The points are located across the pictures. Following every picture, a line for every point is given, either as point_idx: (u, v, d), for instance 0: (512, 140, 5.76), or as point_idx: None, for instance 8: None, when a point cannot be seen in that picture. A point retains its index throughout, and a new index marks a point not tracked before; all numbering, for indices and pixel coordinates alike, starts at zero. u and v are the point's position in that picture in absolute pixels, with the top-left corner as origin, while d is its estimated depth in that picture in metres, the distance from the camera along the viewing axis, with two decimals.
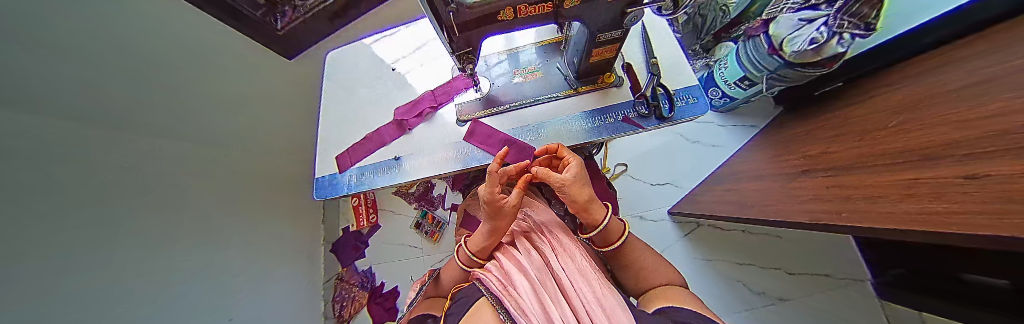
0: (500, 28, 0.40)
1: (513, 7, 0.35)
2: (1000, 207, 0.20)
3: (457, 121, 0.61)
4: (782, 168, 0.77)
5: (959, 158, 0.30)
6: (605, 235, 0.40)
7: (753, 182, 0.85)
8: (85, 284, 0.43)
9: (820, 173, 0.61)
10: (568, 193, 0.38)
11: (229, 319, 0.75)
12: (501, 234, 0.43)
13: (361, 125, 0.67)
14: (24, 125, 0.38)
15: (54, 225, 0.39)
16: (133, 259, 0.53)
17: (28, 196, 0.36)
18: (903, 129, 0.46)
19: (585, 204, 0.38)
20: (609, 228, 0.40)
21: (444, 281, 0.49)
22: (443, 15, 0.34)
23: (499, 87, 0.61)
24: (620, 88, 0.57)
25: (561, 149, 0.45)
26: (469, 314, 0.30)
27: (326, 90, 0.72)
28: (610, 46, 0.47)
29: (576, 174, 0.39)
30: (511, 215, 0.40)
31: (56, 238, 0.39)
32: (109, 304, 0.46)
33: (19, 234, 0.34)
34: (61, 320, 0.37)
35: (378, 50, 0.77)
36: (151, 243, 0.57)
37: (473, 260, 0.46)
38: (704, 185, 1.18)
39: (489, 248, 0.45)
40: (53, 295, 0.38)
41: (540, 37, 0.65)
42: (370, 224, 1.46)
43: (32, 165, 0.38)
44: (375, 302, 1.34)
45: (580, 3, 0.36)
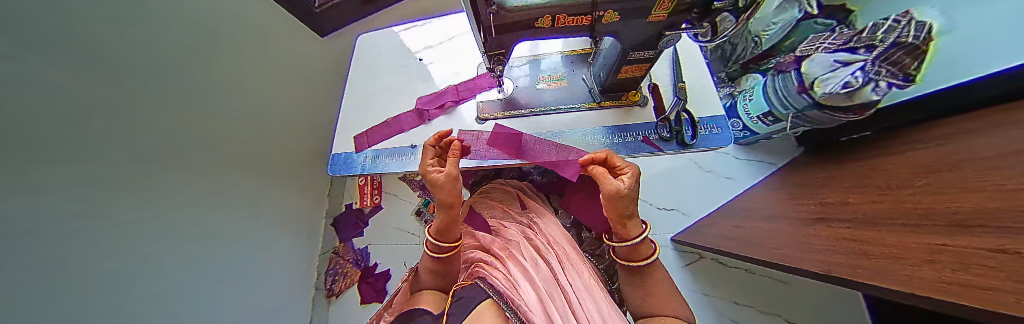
0: (534, 34, 0.40)
1: (552, 16, 0.35)
2: (998, 285, 0.20)
3: (476, 119, 0.61)
4: (798, 211, 0.75)
5: (988, 230, 0.29)
6: (635, 251, 0.40)
7: (763, 221, 0.83)
8: (64, 252, 0.43)
9: (837, 224, 0.59)
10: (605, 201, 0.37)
11: (219, 279, 0.77)
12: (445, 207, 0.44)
13: (379, 111, 0.68)
14: (27, 88, 0.38)
15: (38, 176, 0.39)
16: (122, 228, 0.53)
17: (18, 130, 0.36)
18: (931, 191, 0.44)
19: (623, 219, 0.38)
20: (638, 247, 0.39)
21: (421, 274, 0.47)
22: (484, 14, 0.33)
23: (521, 90, 0.61)
24: (644, 107, 0.57)
25: (613, 157, 0.39)
26: (470, 318, 0.29)
27: (352, 72, 0.75)
28: (640, 65, 0.47)
29: (628, 185, 0.35)
30: (457, 185, 0.44)
31: (37, 176, 0.39)
32: (83, 276, 0.46)
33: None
34: (24, 295, 0.36)
35: (406, 39, 0.80)
36: (146, 213, 0.58)
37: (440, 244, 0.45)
38: (714, 217, 1.14)
39: (445, 227, 0.45)
40: (24, 266, 0.37)
41: (569, 47, 0.65)
42: (372, 204, 1.50)
43: (26, 129, 0.37)
44: (365, 282, 1.36)
45: (619, 19, 0.36)
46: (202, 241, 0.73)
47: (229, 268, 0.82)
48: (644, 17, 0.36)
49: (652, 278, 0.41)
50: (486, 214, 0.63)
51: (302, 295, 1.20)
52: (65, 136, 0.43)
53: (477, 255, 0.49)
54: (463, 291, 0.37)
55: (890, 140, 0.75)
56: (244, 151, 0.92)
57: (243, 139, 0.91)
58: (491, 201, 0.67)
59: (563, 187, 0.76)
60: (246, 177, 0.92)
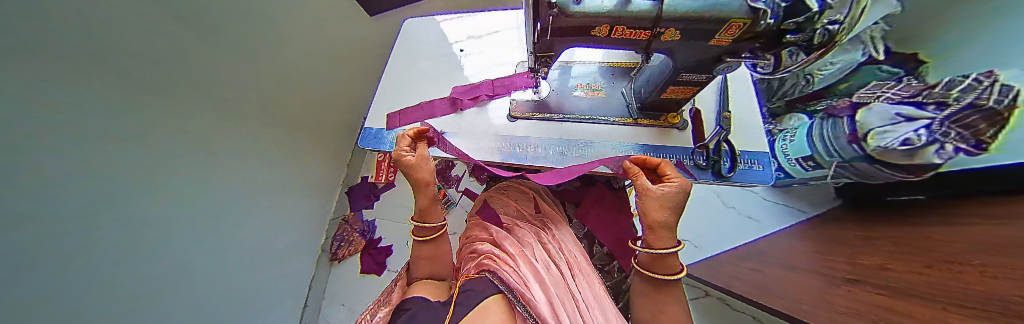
0: (587, 41, 0.39)
1: (611, 26, 0.34)
2: None
3: (507, 116, 0.62)
4: (825, 267, 0.70)
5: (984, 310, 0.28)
6: (660, 262, 0.37)
7: (785, 271, 0.79)
8: (113, 189, 0.48)
9: (865, 287, 0.55)
10: (644, 203, 0.38)
11: (240, 223, 0.84)
12: (421, 187, 0.50)
13: (412, 95, 0.70)
14: (79, 32, 0.40)
15: (92, 102, 0.43)
16: (163, 175, 0.58)
17: (69, 57, 0.39)
18: (952, 264, 0.42)
19: (654, 224, 0.36)
20: (663, 256, 0.36)
21: (413, 261, 0.51)
22: (543, 16, 0.34)
23: (557, 95, 0.61)
24: (682, 131, 0.55)
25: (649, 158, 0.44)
26: (472, 313, 0.29)
27: (394, 54, 0.78)
28: (688, 88, 0.46)
29: (671, 192, 0.36)
30: (427, 165, 0.51)
31: (92, 103, 0.43)
32: (121, 215, 0.50)
33: (39, 144, 0.35)
34: (60, 225, 0.40)
35: (446, 29, 0.82)
36: (185, 154, 0.63)
37: (425, 227, 0.51)
38: (730, 258, 1.08)
39: (425, 209, 0.51)
40: (69, 199, 0.41)
41: (609, 59, 0.64)
42: (386, 180, 1.56)
43: (74, 74, 0.40)
44: (368, 253, 1.42)
45: (680, 38, 0.35)
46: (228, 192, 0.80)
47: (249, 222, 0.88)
48: (704, 40, 0.35)
49: (664, 296, 0.36)
50: (500, 211, 0.63)
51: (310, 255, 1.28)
52: (118, 70, 0.48)
53: (484, 248, 0.49)
54: (466, 285, 0.37)
55: (919, 207, 0.71)
56: (275, 114, 0.97)
57: (275, 103, 0.97)
58: (506, 198, 0.68)
59: (580, 197, 0.76)
60: (275, 139, 0.99)
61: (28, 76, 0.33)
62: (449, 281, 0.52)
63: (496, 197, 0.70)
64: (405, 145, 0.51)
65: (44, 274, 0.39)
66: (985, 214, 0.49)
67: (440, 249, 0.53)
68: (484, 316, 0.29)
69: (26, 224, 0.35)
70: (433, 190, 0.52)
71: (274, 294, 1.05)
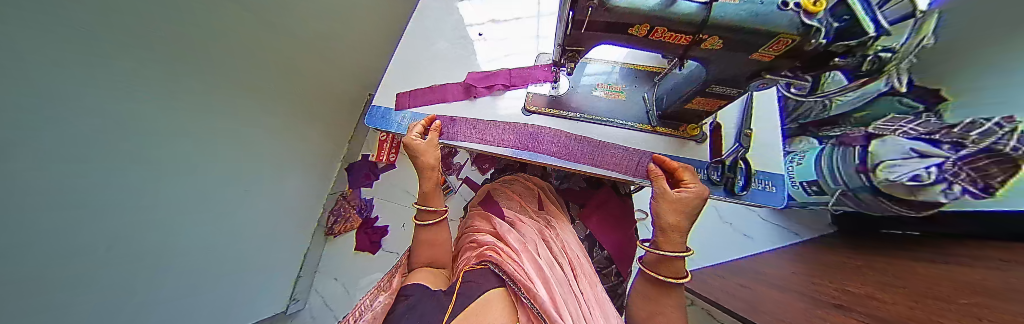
0: (622, 40, 0.37)
1: (652, 26, 0.32)
2: None
3: (521, 110, 0.59)
4: (813, 290, 0.71)
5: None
6: (666, 265, 0.37)
7: (774, 291, 0.80)
8: (119, 149, 0.47)
9: (843, 310, 0.57)
10: (656, 205, 0.38)
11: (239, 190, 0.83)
12: (428, 171, 0.50)
13: (424, 75, 0.68)
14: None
15: (112, 59, 0.42)
16: (169, 137, 0.57)
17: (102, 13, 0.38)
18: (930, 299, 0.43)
19: (666, 226, 0.37)
20: (670, 260, 0.37)
21: (414, 245, 0.51)
22: (581, 8, 0.31)
23: (576, 93, 0.59)
24: (700, 144, 0.54)
25: (669, 159, 0.45)
26: (475, 304, 0.29)
27: (409, 31, 0.75)
28: (716, 100, 0.44)
29: (689, 198, 0.36)
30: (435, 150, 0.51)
31: (111, 59, 0.42)
32: (123, 177, 0.49)
33: (53, 105, 0.35)
34: (70, 182, 0.40)
35: (467, 11, 0.79)
36: (192, 115, 0.62)
37: (428, 212, 0.51)
38: (721, 272, 1.10)
39: (428, 193, 0.51)
40: (77, 157, 0.40)
41: (634, 61, 0.62)
42: (387, 161, 1.55)
43: (103, 35, 0.39)
44: (364, 232, 1.44)
45: (721, 48, 0.33)
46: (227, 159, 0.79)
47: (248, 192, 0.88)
48: (746, 53, 0.33)
49: (666, 298, 0.37)
50: (503, 204, 0.63)
51: (306, 227, 1.29)
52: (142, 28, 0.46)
53: (487, 240, 0.49)
54: (468, 275, 0.37)
55: (913, 244, 0.73)
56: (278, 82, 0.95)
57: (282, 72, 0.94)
58: (510, 192, 0.67)
59: (584, 200, 0.76)
60: (278, 108, 0.96)
61: (54, 30, 0.32)
62: (448, 268, 0.52)
63: (500, 190, 0.69)
64: (417, 131, 0.52)
65: (48, 229, 0.39)
66: (972, 257, 0.51)
67: (441, 237, 0.52)
68: (488, 308, 0.29)
69: (29, 184, 0.34)
70: (436, 175, 0.51)
71: (268, 263, 1.06)
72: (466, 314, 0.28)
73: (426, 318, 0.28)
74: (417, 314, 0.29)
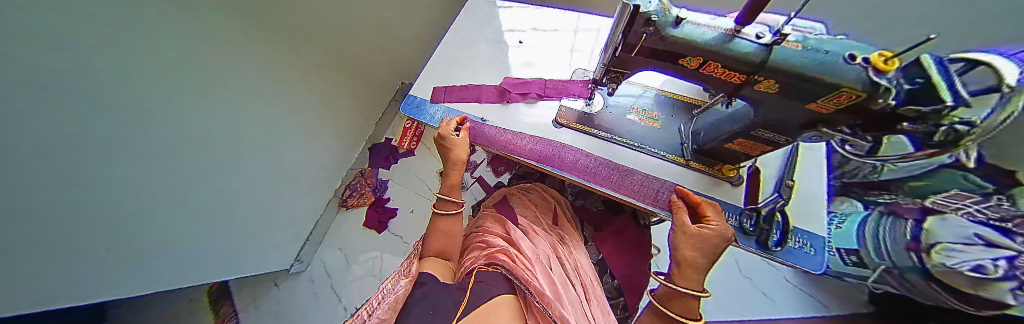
0: (672, 69, 0.39)
1: (706, 61, 0.33)
2: None
3: (551, 121, 0.61)
4: None
5: None
6: (678, 301, 0.34)
7: None
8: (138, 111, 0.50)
9: None
10: (674, 237, 0.37)
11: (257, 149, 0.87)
12: (455, 165, 0.53)
13: (461, 75, 0.71)
14: None
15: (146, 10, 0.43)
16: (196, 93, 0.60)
17: None
18: None
19: (683, 261, 0.34)
20: (684, 297, 0.34)
21: (429, 233, 0.52)
22: (636, 33, 0.33)
23: (610, 113, 0.59)
24: (735, 187, 0.51)
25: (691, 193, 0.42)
26: (487, 305, 0.30)
27: (456, 31, 0.79)
28: (760, 144, 0.43)
29: (708, 234, 0.34)
30: (467, 146, 0.54)
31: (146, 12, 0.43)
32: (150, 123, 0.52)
33: (82, 44, 0.36)
34: (72, 162, 0.41)
35: (512, 19, 0.81)
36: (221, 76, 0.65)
37: (447, 201, 0.52)
38: None
39: (452, 186, 0.52)
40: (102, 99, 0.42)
41: (673, 90, 0.60)
42: (408, 148, 1.61)
43: None
44: (375, 209, 1.49)
45: (774, 93, 0.33)
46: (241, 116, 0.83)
47: (268, 155, 0.93)
48: (801, 102, 0.32)
49: None
50: (518, 211, 0.63)
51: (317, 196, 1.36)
52: None
53: (496, 242, 0.50)
54: (478, 275, 0.38)
55: None
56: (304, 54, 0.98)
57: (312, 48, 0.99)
58: (526, 200, 0.68)
59: (599, 222, 0.75)
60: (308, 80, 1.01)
61: None
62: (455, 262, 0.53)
63: (516, 196, 0.70)
64: (451, 126, 0.55)
65: (74, 161, 0.41)
66: None
67: (455, 229, 0.52)
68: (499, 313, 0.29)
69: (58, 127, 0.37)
70: (459, 163, 0.53)
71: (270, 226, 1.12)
72: (477, 313, 0.29)
73: (439, 311, 0.30)
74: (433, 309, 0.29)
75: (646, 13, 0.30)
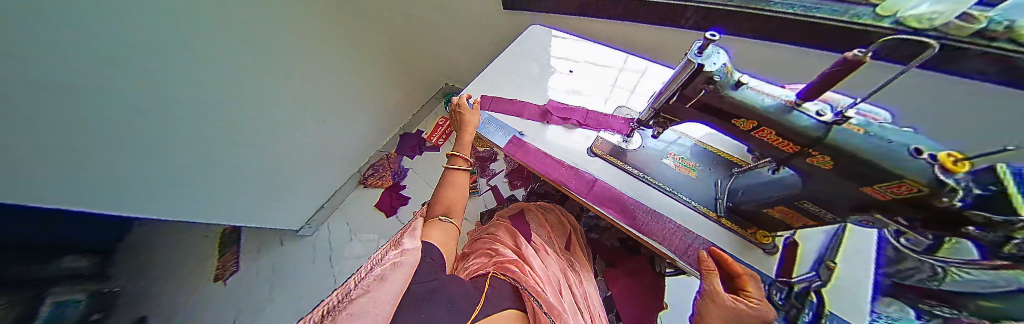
0: (724, 126, 0.41)
1: (761, 125, 0.35)
2: None
3: (586, 149, 0.63)
4: None
5: None
6: None
7: None
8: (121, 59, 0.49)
9: None
10: (705, 306, 0.35)
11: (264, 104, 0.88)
12: (467, 127, 0.60)
13: (509, 89, 0.77)
14: None
15: None
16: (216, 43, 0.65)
17: None
18: None
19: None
20: None
21: (435, 197, 0.49)
22: (696, 88, 0.37)
23: (646, 153, 0.60)
24: (768, 254, 0.50)
25: (731, 260, 0.35)
26: (494, 315, 0.34)
27: (512, 50, 0.87)
28: (803, 217, 0.42)
29: (744, 312, 0.32)
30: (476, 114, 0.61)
31: None
32: None
33: None
34: (74, 163, 0.53)
35: (566, 48, 0.87)
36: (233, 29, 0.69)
37: (457, 157, 0.53)
38: None
39: (462, 143, 0.57)
40: None
41: (716, 145, 0.60)
42: (434, 143, 1.70)
43: None
44: (389, 193, 1.57)
45: (826, 168, 0.33)
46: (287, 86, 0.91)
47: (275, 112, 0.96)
48: (857, 182, 0.31)
49: None
50: (533, 228, 0.64)
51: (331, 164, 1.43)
52: None
53: (506, 252, 0.52)
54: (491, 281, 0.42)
55: None
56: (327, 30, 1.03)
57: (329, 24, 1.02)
58: (543, 219, 0.69)
59: (613, 259, 0.74)
60: None
61: None
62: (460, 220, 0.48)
63: (534, 211, 0.71)
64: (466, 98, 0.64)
65: None
66: None
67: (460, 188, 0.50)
68: None
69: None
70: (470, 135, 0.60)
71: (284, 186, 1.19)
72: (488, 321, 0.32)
73: (456, 305, 0.33)
74: (447, 307, 0.32)
75: (710, 73, 0.33)
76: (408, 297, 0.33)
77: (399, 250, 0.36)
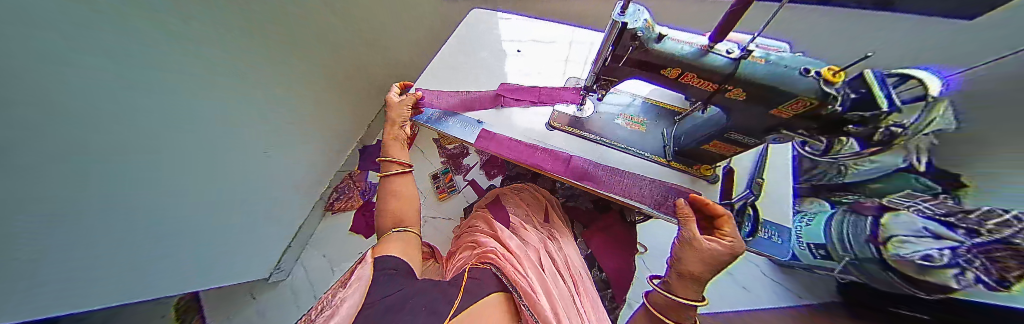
0: (654, 78, 0.42)
1: (682, 71, 0.37)
2: None
3: (545, 125, 0.64)
4: None
5: None
6: (676, 310, 0.36)
7: None
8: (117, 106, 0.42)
9: None
10: (681, 251, 0.36)
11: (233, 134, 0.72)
12: (396, 122, 0.58)
13: (460, 80, 0.73)
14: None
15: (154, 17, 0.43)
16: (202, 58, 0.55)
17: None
18: None
19: (698, 277, 0.34)
20: (681, 306, 0.35)
21: (377, 218, 0.46)
22: (622, 46, 0.38)
23: (599, 117, 0.63)
24: (713, 183, 0.57)
25: (710, 202, 0.37)
26: (476, 306, 0.31)
27: (454, 38, 0.82)
28: (730, 145, 0.48)
29: (719, 251, 0.33)
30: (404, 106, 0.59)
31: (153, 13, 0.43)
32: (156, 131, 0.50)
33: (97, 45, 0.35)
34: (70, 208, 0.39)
35: (507, 27, 0.84)
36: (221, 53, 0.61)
37: (390, 162, 0.51)
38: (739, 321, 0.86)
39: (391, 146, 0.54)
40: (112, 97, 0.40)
41: (657, 98, 0.65)
42: None
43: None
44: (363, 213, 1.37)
45: (740, 99, 0.37)
46: (267, 112, 0.84)
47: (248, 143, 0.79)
48: (765, 107, 0.36)
49: None
50: (511, 210, 0.65)
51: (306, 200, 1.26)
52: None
53: (487, 241, 0.52)
54: (471, 272, 0.39)
55: (881, 306, 0.67)
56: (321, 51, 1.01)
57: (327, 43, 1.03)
58: (518, 199, 0.70)
59: (589, 220, 0.78)
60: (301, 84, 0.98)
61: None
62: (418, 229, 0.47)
63: (509, 194, 0.72)
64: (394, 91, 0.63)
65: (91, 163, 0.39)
66: None
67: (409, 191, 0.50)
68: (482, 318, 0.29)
69: (116, 122, 0.41)
70: (401, 133, 0.58)
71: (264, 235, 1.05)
72: (470, 312, 0.30)
73: (431, 306, 0.30)
74: (416, 309, 0.29)
75: (633, 30, 0.34)
76: (369, 315, 0.28)
77: (352, 281, 0.35)
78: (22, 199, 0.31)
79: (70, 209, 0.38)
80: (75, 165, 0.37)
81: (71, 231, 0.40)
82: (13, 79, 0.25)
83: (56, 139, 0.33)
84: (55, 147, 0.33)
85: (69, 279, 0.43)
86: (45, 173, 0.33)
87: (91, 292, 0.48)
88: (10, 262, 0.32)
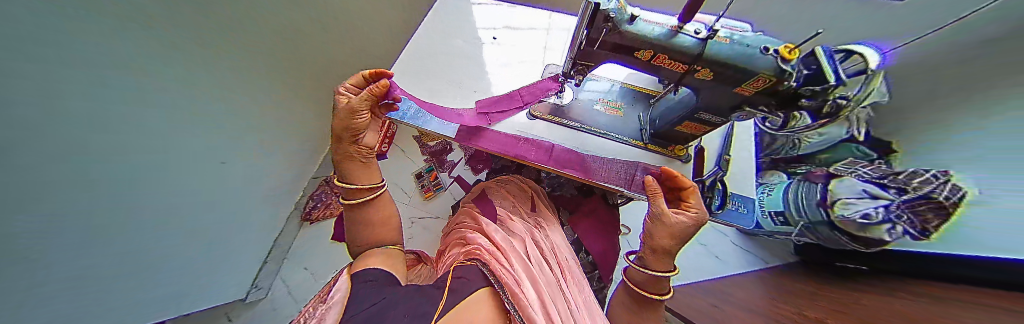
0: (629, 61, 0.42)
1: (655, 53, 0.37)
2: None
3: (526, 114, 0.63)
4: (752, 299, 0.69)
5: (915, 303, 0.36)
6: (654, 284, 0.39)
7: (724, 300, 0.75)
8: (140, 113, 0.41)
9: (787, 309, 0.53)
10: (654, 226, 0.38)
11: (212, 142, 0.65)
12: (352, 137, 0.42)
13: (437, 71, 0.70)
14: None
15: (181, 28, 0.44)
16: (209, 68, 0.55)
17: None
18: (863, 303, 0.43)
19: (668, 249, 0.38)
20: (659, 279, 0.38)
21: (353, 231, 0.45)
22: (597, 28, 0.37)
23: (579, 104, 0.63)
24: (685, 163, 0.60)
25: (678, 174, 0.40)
26: (464, 302, 0.30)
27: (425, 26, 0.77)
28: (699, 124, 0.50)
29: (684, 222, 0.37)
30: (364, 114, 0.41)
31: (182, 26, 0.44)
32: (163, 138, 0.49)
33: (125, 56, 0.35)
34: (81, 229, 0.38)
35: (482, 13, 0.81)
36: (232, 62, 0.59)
37: (356, 190, 0.42)
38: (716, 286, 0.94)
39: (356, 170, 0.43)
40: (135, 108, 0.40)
41: (634, 82, 0.66)
42: None
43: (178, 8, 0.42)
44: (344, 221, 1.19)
45: (709, 78, 0.38)
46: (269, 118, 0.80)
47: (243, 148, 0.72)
48: (730, 85, 0.37)
49: (647, 311, 0.40)
50: (497, 203, 0.64)
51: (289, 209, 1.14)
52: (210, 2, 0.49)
53: (473, 238, 0.51)
54: (456, 271, 0.38)
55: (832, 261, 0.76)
56: None
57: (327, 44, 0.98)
58: (505, 192, 0.69)
59: (573, 207, 0.80)
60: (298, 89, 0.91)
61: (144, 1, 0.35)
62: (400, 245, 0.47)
63: (495, 187, 0.71)
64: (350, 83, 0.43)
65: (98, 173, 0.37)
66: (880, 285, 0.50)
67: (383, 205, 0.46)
68: (470, 315, 0.28)
69: (121, 122, 0.38)
70: (361, 149, 0.44)
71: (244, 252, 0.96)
72: (456, 311, 0.29)
73: (416, 310, 0.28)
74: (398, 314, 0.27)
75: (606, 11, 0.35)
76: None
77: (326, 304, 0.32)
78: (21, 198, 0.27)
79: (78, 210, 0.36)
80: (75, 165, 0.33)
81: (81, 229, 0.37)
82: (24, 76, 0.23)
83: (55, 138, 0.29)
84: (55, 147, 0.29)
85: (75, 285, 0.39)
86: (45, 174, 0.29)
87: (116, 302, 0.47)
88: (17, 260, 0.28)
